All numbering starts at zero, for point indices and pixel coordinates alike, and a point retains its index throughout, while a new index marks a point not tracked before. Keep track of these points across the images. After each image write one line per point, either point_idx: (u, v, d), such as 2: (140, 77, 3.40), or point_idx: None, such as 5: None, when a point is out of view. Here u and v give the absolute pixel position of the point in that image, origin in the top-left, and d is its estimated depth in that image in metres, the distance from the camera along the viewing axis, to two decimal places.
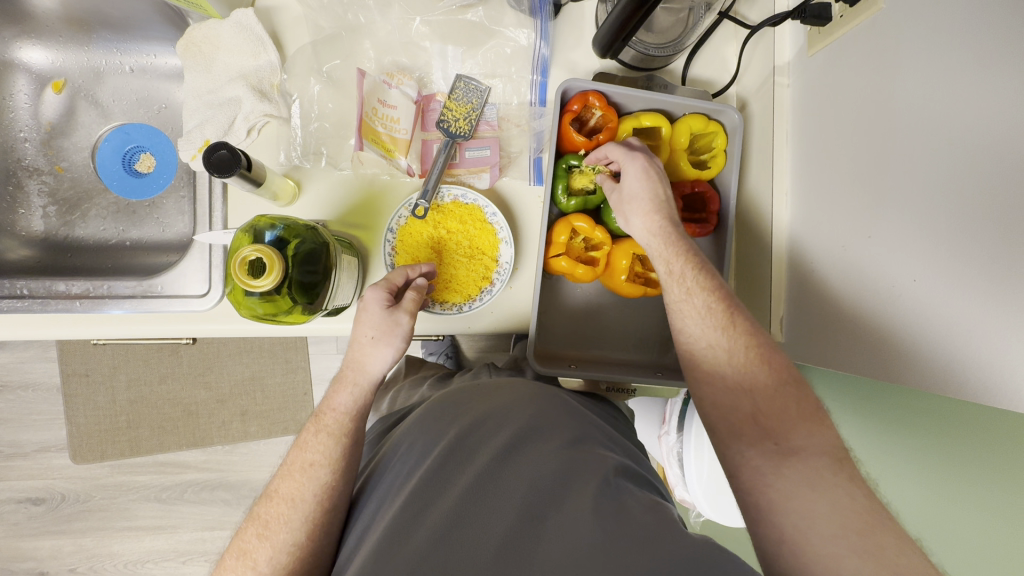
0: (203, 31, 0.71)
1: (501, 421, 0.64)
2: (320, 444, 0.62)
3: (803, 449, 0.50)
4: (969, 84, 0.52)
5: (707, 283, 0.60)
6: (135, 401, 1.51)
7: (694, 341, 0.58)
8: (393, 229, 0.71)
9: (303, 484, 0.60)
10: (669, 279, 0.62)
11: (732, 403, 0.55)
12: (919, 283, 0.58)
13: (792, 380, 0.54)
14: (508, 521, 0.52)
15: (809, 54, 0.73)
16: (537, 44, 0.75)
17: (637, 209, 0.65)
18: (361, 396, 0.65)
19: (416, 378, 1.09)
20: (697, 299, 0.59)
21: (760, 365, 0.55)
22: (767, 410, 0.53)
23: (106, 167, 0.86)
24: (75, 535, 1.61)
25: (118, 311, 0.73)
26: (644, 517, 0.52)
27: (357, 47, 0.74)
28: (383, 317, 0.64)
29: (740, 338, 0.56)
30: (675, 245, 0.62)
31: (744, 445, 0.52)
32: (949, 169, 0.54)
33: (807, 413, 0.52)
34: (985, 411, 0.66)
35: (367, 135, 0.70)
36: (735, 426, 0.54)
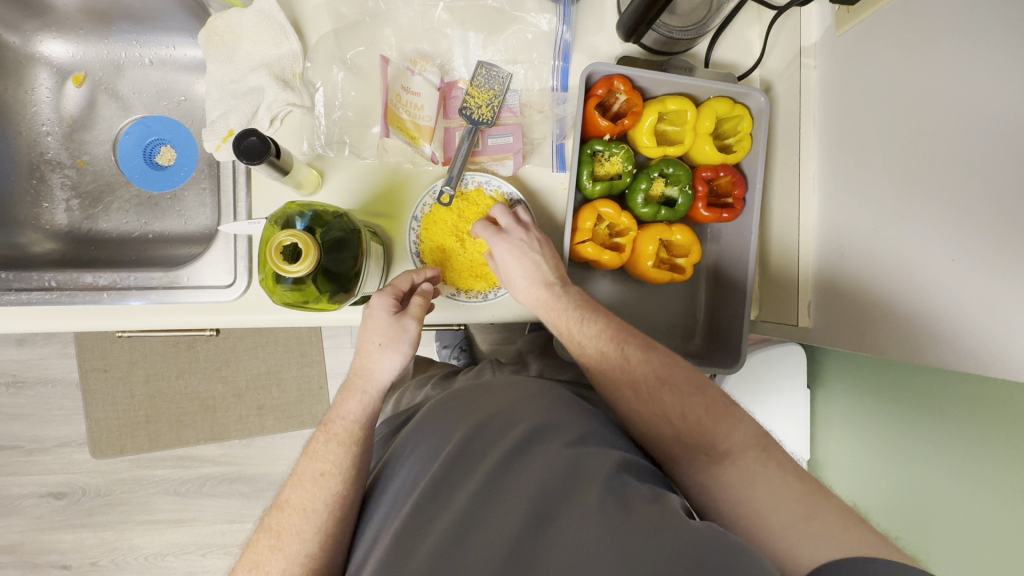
0: (224, 20, 0.71)
1: (508, 421, 0.63)
2: (330, 452, 0.63)
3: (729, 452, 0.56)
4: (1008, 54, 0.51)
5: (593, 330, 0.66)
6: (153, 396, 1.54)
7: (604, 383, 0.66)
8: (417, 217, 0.71)
9: (315, 493, 0.61)
10: (564, 339, 0.68)
11: (658, 432, 0.61)
12: (956, 263, 0.57)
13: (693, 390, 0.62)
14: (518, 520, 0.51)
15: (837, 34, 0.72)
16: (560, 29, 0.75)
17: (514, 284, 0.69)
18: (369, 403, 0.66)
19: (421, 378, 1.09)
20: (592, 348, 0.66)
21: (662, 388, 0.62)
22: (687, 429, 0.59)
23: (127, 160, 0.87)
24: (97, 528, 1.63)
25: (139, 302, 0.72)
26: (650, 510, 0.50)
27: (379, 34, 0.74)
28: (390, 323, 0.65)
29: (640, 365, 0.64)
30: (558, 307, 0.67)
31: (684, 467, 0.59)
32: (989, 145, 0.53)
33: (716, 412, 0.60)
34: (999, 395, 0.73)
35: (393, 123, 0.70)
36: (666, 445, 0.61)
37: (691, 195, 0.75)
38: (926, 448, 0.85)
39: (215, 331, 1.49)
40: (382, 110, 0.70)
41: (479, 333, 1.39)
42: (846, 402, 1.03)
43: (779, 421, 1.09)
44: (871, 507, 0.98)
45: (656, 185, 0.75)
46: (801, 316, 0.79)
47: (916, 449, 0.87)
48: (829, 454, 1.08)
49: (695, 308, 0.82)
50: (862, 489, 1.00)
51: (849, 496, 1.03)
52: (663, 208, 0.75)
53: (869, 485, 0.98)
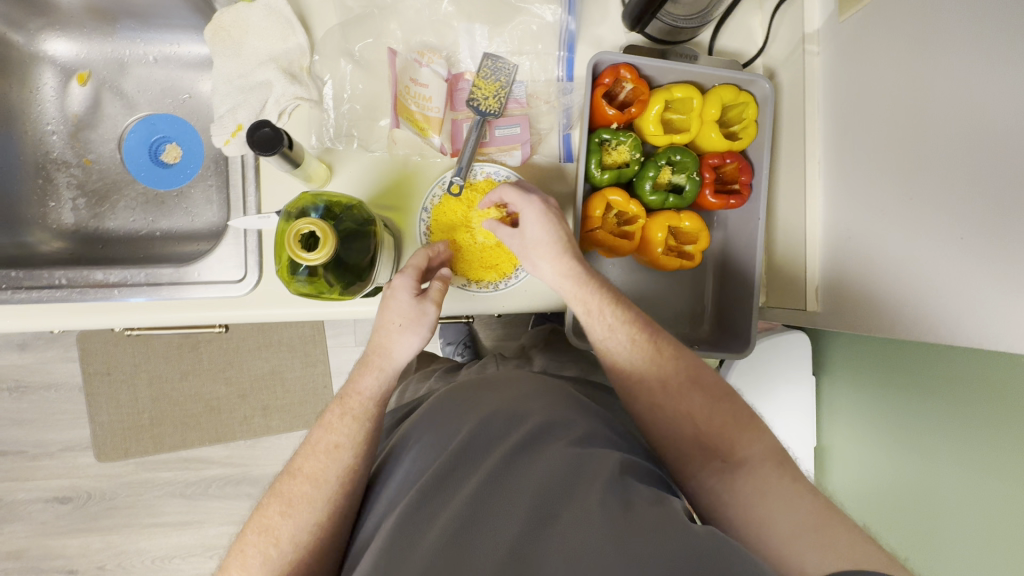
0: (232, 15, 0.71)
1: (514, 419, 0.64)
2: (346, 427, 0.63)
3: (747, 459, 0.57)
4: (1009, 35, 0.52)
5: (624, 315, 0.65)
6: (157, 399, 1.57)
7: (628, 373, 0.64)
8: (427, 208, 0.72)
9: (328, 465, 0.61)
10: (589, 317, 0.66)
11: (678, 430, 0.61)
12: (965, 241, 0.57)
13: (721, 394, 0.62)
14: (521, 517, 0.51)
15: (840, 20, 0.72)
16: (565, 19, 0.75)
17: (544, 253, 0.66)
18: (386, 380, 0.66)
19: (426, 372, 1.09)
20: (621, 333, 0.65)
21: (691, 387, 0.62)
22: (708, 431, 0.60)
23: (133, 158, 0.86)
24: (103, 532, 1.63)
25: (139, 299, 0.73)
26: (652, 510, 0.51)
27: (385, 27, 0.74)
28: (411, 306, 0.65)
29: (669, 360, 0.64)
30: (589, 285, 0.66)
31: (698, 468, 0.59)
32: (996, 122, 0.54)
33: (738, 419, 0.60)
34: (1004, 374, 0.74)
35: (403, 114, 0.72)
36: (683, 448, 0.60)
37: (698, 182, 0.75)
38: (927, 429, 0.87)
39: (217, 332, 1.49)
40: (392, 102, 0.72)
41: (484, 329, 1.39)
42: (850, 389, 1.04)
43: (785, 408, 1.10)
44: (880, 492, 0.99)
45: (663, 173, 0.75)
46: (809, 300, 0.79)
47: (917, 430, 0.89)
48: (835, 441, 1.10)
49: (703, 295, 0.82)
50: (869, 473, 1.01)
51: (857, 480, 1.04)
52: (671, 195, 0.75)
53: (875, 469, 1.00)
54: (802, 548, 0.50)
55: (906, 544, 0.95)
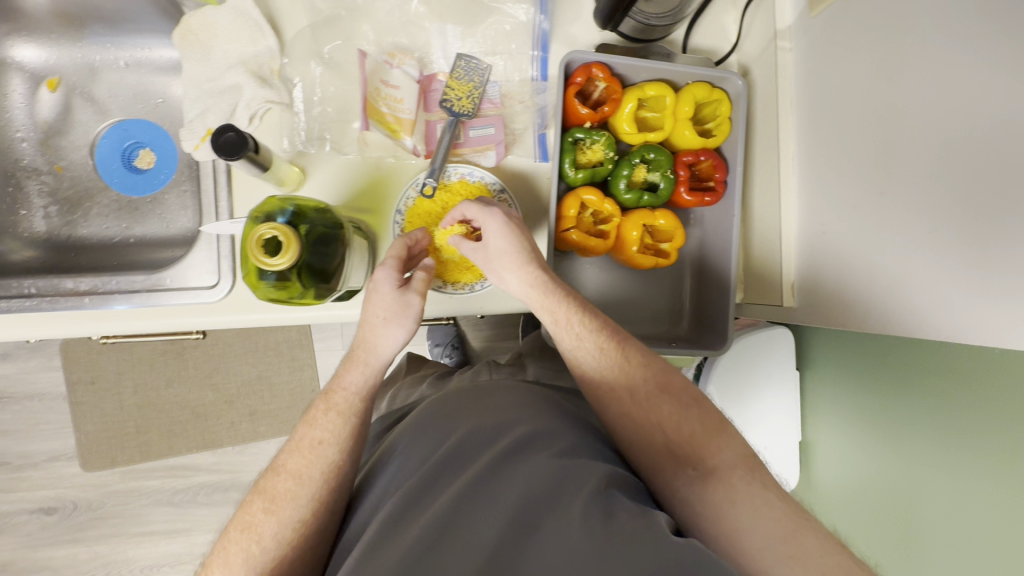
0: (200, 19, 0.70)
1: (500, 428, 0.63)
2: (330, 422, 0.63)
3: (719, 466, 0.56)
4: (982, 28, 0.52)
5: (591, 323, 0.65)
6: (142, 406, 1.56)
7: (598, 382, 0.64)
8: (401, 210, 0.71)
9: (312, 460, 0.60)
10: (557, 327, 0.65)
11: (649, 439, 0.61)
12: (935, 235, 0.58)
13: (688, 400, 0.62)
14: (499, 528, 0.51)
15: (812, 15, 0.72)
16: (538, 19, 0.76)
17: (509, 265, 0.65)
18: (372, 376, 0.65)
19: (416, 377, 1.09)
20: (589, 342, 0.64)
21: (659, 395, 0.62)
22: (677, 439, 0.59)
23: (105, 165, 0.85)
24: (90, 542, 1.61)
25: (124, 306, 0.71)
26: (634, 522, 0.50)
27: (356, 28, 0.73)
28: (394, 297, 0.64)
29: (638, 368, 0.64)
30: (554, 293, 0.65)
31: (670, 477, 0.58)
32: (963, 117, 0.54)
33: (708, 424, 0.60)
34: (991, 366, 0.75)
35: (373, 115, 0.71)
36: (655, 458, 0.60)
37: (673, 179, 0.75)
38: (909, 423, 0.88)
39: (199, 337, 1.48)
40: (362, 104, 0.71)
41: (470, 331, 1.39)
42: (834, 385, 1.04)
43: (769, 405, 1.10)
44: (862, 488, 0.99)
45: (637, 171, 0.75)
46: (785, 296, 0.79)
47: (900, 424, 0.90)
48: (819, 436, 1.10)
49: (681, 294, 0.82)
50: (851, 468, 1.02)
51: (840, 476, 1.05)
52: (645, 193, 0.75)
53: (858, 464, 1.00)
54: (779, 544, 0.49)
55: (891, 539, 0.95)
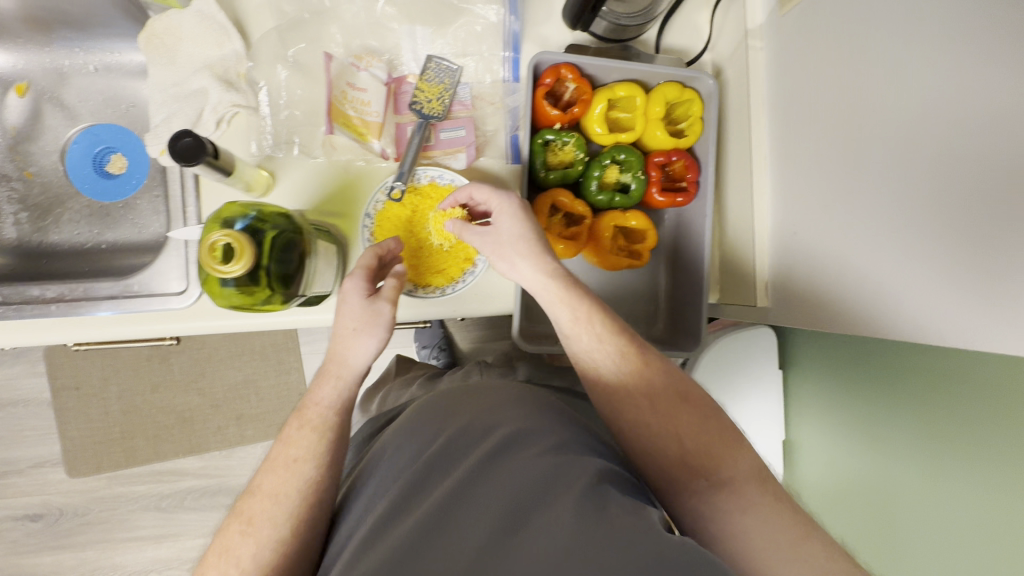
0: (164, 22, 0.70)
1: (489, 425, 0.62)
2: (304, 439, 0.61)
3: (732, 479, 0.55)
4: (946, 25, 0.51)
5: (613, 325, 0.61)
6: (128, 411, 1.55)
7: (613, 389, 0.61)
8: (370, 214, 0.71)
9: (288, 479, 0.59)
10: (576, 325, 0.61)
11: (664, 449, 0.58)
12: (900, 236, 0.58)
13: (709, 411, 0.59)
14: (488, 528, 0.50)
15: (781, 14, 0.72)
16: (509, 19, 0.75)
17: (524, 256, 0.63)
18: (345, 389, 0.64)
19: (405, 378, 1.09)
20: (608, 346, 0.61)
21: (679, 405, 0.59)
22: (694, 451, 0.56)
23: (76, 170, 0.84)
24: (76, 549, 1.60)
25: (106, 311, 0.71)
26: (622, 522, 0.48)
27: (324, 31, 0.73)
28: (364, 307, 0.63)
29: (658, 374, 0.60)
30: (574, 290, 0.62)
31: (681, 488, 0.56)
32: (928, 117, 0.54)
33: (725, 435, 0.57)
34: (978, 372, 0.73)
35: (337, 119, 0.70)
36: (668, 470, 0.57)
37: (644, 180, 0.75)
38: (889, 422, 0.88)
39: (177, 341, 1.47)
40: (326, 108, 0.70)
41: (456, 333, 1.39)
42: (818, 385, 1.04)
43: (751, 404, 1.10)
44: (846, 487, 0.99)
45: (609, 172, 0.75)
46: (759, 296, 0.79)
47: (880, 423, 0.89)
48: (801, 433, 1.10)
49: (657, 295, 0.82)
50: (835, 468, 1.01)
51: (824, 476, 1.05)
52: (617, 194, 0.75)
53: (839, 464, 1.00)
54: (787, 551, 0.50)
55: (875, 540, 0.94)
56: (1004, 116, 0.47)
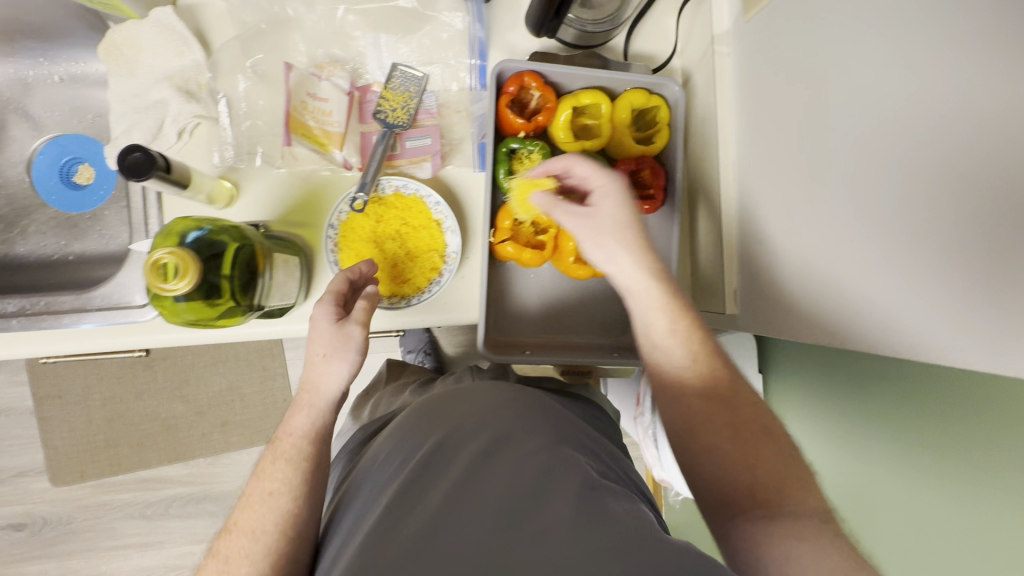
0: (123, 33, 0.69)
1: (476, 427, 0.64)
2: (279, 472, 0.60)
3: (797, 512, 0.49)
4: (893, 30, 0.50)
5: (704, 341, 0.59)
6: (111, 419, 1.54)
7: (690, 408, 0.57)
8: (334, 225, 0.70)
9: (263, 515, 0.58)
10: (667, 333, 0.59)
11: (734, 479, 0.52)
12: (854, 245, 0.56)
13: (793, 451, 0.54)
14: (487, 524, 0.52)
15: (746, 20, 0.71)
16: (474, 27, 0.75)
17: (612, 243, 0.61)
18: (318, 418, 0.63)
19: (401, 383, 1.07)
20: (699, 361, 0.58)
21: (765, 438, 0.54)
22: (768, 483, 0.51)
23: (43, 182, 0.84)
24: (61, 558, 1.60)
25: (90, 324, 0.71)
26: (620, 522, 0.52)
27: (287, 41, 0.72)
28: (333, 331, 0.62)
29: (744, 404, 0.56)
30: (666, 295, 0.60)
31: (737, 517, 0.51)
32: (887, 130, 0.51)
33: (800, 473, 0.52)
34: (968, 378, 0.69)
35: (295, 130, 0.70)
36: (727, 500, 0.52)
37: None
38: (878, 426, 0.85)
39: (149, 350, 1.45)
40: (285, 119, 0.70)
41: (443, 337, 1.38)
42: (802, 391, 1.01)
43: None
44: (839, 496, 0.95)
45: None
46: (728, 304, 0.78)
47: (868, 427, 0.87)
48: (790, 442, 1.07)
49: (623, 306, 0.80)
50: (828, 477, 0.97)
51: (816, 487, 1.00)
52: None
53: (826, 472, 0.97)
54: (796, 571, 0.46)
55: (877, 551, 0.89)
56: (951, 126, 0.45)
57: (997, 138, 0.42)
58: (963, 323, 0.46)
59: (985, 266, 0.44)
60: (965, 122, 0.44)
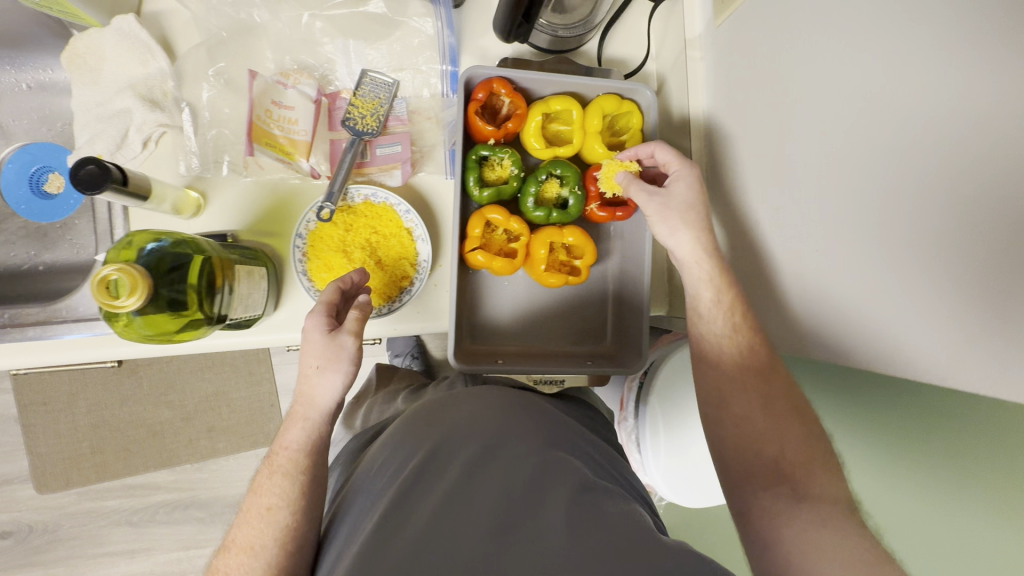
0: (85, 41, 0.68)
1: (470, 430, 0.63)
2: (276, 486, 0.60)
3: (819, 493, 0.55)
4: (853, 40, 0.50)
5: (751, 324, 0.64)
6: (97, 426, 1.45)
7: (730, 376, 0.63)
8: (302, 234, 0.69)
9: (262, 530, 0.57)
10: (717, 308, 0.64)
11: (759, 450, 0.59)
12: (819, 256, 0.56)
13: (818, 431, 0.60)
14: (482, 531, 0.51)
15: (716, 27, 0.70)
16: (444, 33, 0.73)
17: (689, 224, 0.66)
18: (314, 429, 0.63)
19: (393, 389, 1.03)
20: (741, 336, 0.63)
21: (790, 417, 0.60)
22: (793, 458, 0.58)
23: (10, 191, 0.81)
24: (49, 565, 1.58)
25: (76, 334, 0.71)
26: (620, 523, 0.52)
27: (255, 50, 0.72)
28: (325, 344, 0.61)
29: (782, 382, 0.62)
30: (725, 279, 0.65)
31: (759, 487, 0.57)
32: (852, 141, 0.51)
33: (821, 455, 0.58)
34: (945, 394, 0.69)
35: (259, 140, 0.69)
36: (755, 471, 0.59)
37: (582, 196, 0.74)
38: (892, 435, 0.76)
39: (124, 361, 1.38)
40: (247, 128, 0.69)
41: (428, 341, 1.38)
42: None
43: None
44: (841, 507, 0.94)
45: (547, 187, 0.74)
46: None
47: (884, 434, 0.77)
48: None
49: (601, 313, 0.79)
50: None
51: None
52: (555, 210, 0.74)
53: (853, 479, 0.84)
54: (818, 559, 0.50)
55: None
56: (913, 137, 0.45)
57: (958, 146, 0.41)
58: (923, 333, 0.45)
59: (943, 275, 0.43)
60: (926, 130, 0.44)
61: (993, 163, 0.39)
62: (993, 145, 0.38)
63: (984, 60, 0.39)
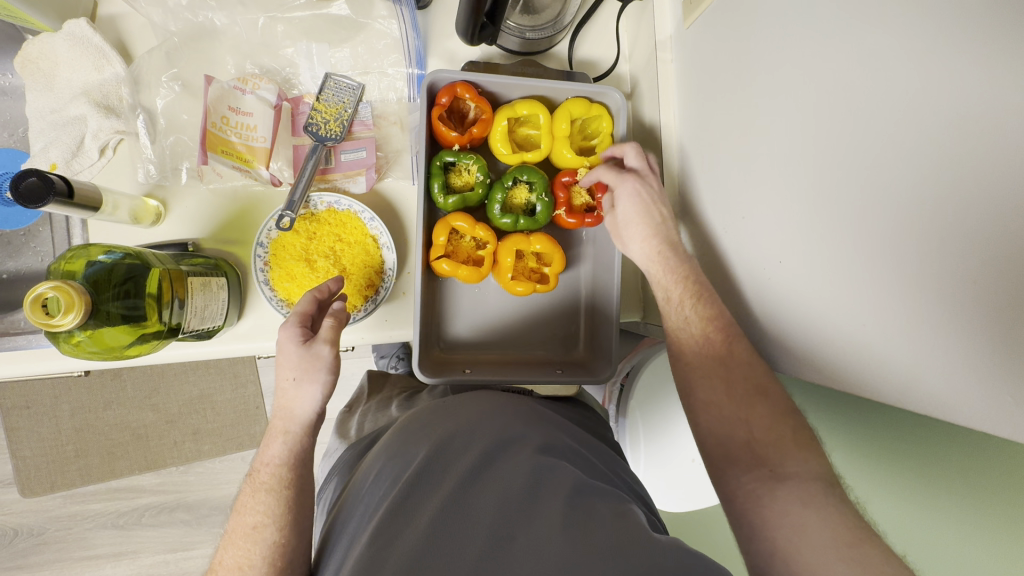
0: (37, 46, 0.66)
1: (468, 439, 0.58)
2: (260, 503, 0.57)
3: (797, 475, 0.53)
4: (809, 42, 0.49)
5: (706, 310, 0.62)
6: (82, 429, 1.30)
7: (694, 364, 0.62)
8: (263, 243, 0.67)
9: (249, 549, 0.55)
10: (668, 304, 0.64)
11: (730, 432, 0.58)
12: (784, 266, 0.55)
13: (787, 407, 0.57)
14: (475, 550, 0.47)
15: (686, 27, 0.68)
16: (409, 35, 0.72)
17: (635, 236, 0.66)
18: (295, 443, 0.60)
19: (386, 397, 0.97)
20: (696, 328, 0.62)
21: (758, 398, 0.57)
22: (764, 440, 0.56)
23: None
24: (33, 570, 1.42)
25: (43, 345, 0.69)
26: (614, 524, 0.49)
27: (216, 53, 0.71)
28: (300, 355, 0.58)
29: (742, 365, 0.58)
30: (672, 271, 0.64)
31: (740, 471, 0.56)
32: (812, 144, 0.50)
33: (801, 434, 0.56)
34: (932, 427, 0.64)
35: (214, 148, 0.67)
36: (733, 451, 0.58)
37: (549, 202, 0.74)
38: (884, 439, 0.70)
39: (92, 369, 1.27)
40: (201, 136, 0.67)
41: None
42: None
43: None
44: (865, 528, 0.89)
45: (515, 193, 0.75)
46: None
47: (876, 439, 0.71)
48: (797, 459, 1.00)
49: (574, 317, 0.78)
50: None
51: None
52: (522, 216, 0.74)
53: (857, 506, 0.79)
54: (800, 556, 0.48)
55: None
56: (868, 141, 0.44)
57: (909, 150, 0.40)
58: (888, 335, 0.44)
59: (902, 278, 0.42)
60: (880, 134, 0.43)
61: (946, 165, 0.38)
62: (941, 146, 0.38)
63: (927, 66, 0.38)
